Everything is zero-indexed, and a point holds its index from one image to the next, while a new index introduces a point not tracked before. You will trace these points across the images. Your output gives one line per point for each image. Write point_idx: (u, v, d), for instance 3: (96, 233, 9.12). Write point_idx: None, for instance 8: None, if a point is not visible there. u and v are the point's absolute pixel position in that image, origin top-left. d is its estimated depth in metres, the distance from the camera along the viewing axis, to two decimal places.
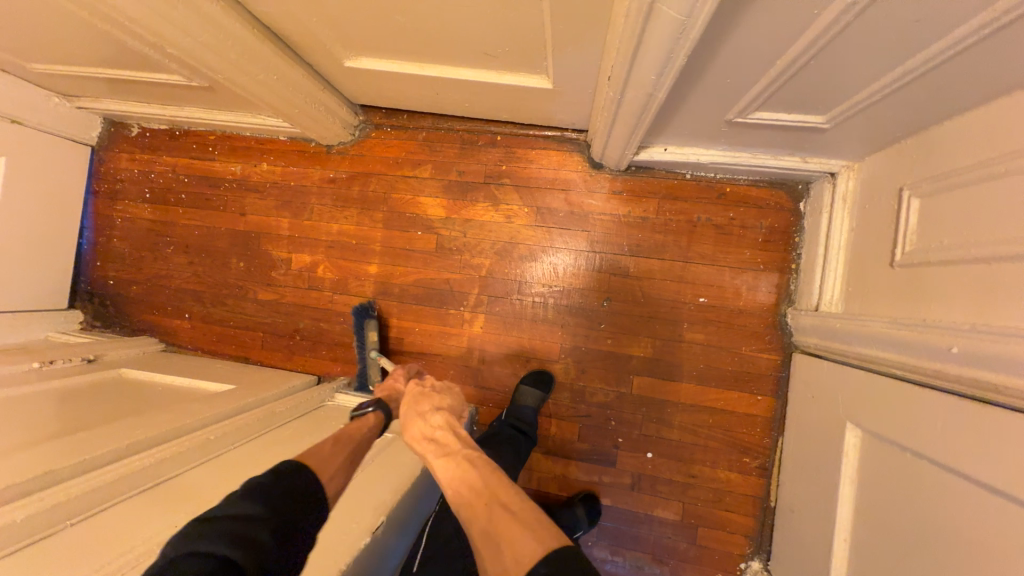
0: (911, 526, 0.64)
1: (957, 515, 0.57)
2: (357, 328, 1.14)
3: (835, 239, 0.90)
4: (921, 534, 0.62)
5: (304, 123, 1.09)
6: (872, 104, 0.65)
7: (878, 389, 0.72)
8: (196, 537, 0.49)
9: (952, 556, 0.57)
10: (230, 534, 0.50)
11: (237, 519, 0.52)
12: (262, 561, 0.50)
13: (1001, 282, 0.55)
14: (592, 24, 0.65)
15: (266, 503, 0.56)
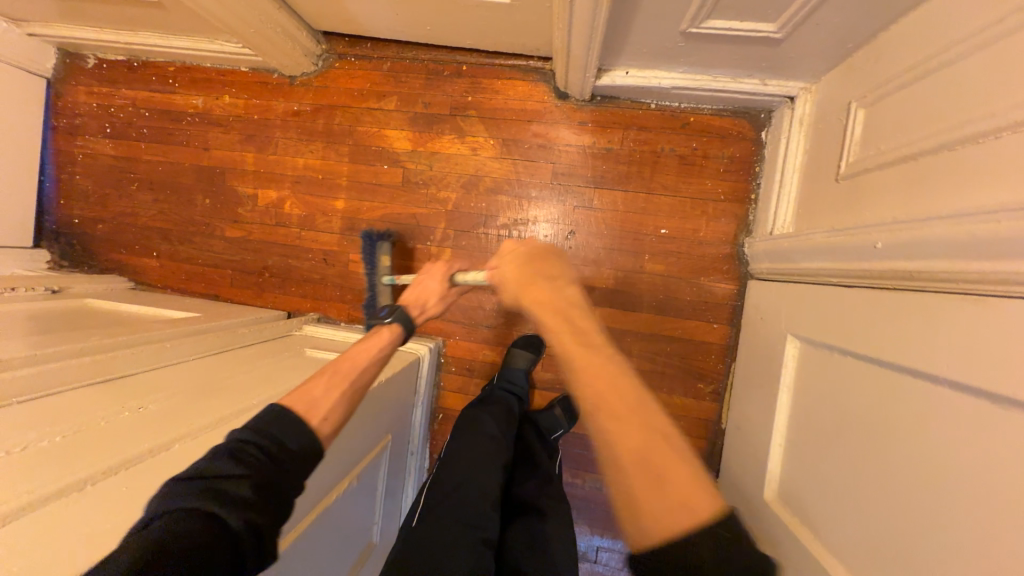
0: (841, 420, 0.66)
1: (881, 402, 0.59)
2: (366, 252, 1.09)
3: (789, 163, 0.90)
4: (849, 423, 0.64)
5: (263, 49, 1.07)
6: (822, 2, 0.64)
7: (815, 297, 0.75)
8: (173, 496, 0.44)
9: (880, 444, 0.58)
10: (216, 493, 0.46)
11: (227, 477, 0.47)
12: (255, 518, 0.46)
13: (929, 174, 0.57)
14: None
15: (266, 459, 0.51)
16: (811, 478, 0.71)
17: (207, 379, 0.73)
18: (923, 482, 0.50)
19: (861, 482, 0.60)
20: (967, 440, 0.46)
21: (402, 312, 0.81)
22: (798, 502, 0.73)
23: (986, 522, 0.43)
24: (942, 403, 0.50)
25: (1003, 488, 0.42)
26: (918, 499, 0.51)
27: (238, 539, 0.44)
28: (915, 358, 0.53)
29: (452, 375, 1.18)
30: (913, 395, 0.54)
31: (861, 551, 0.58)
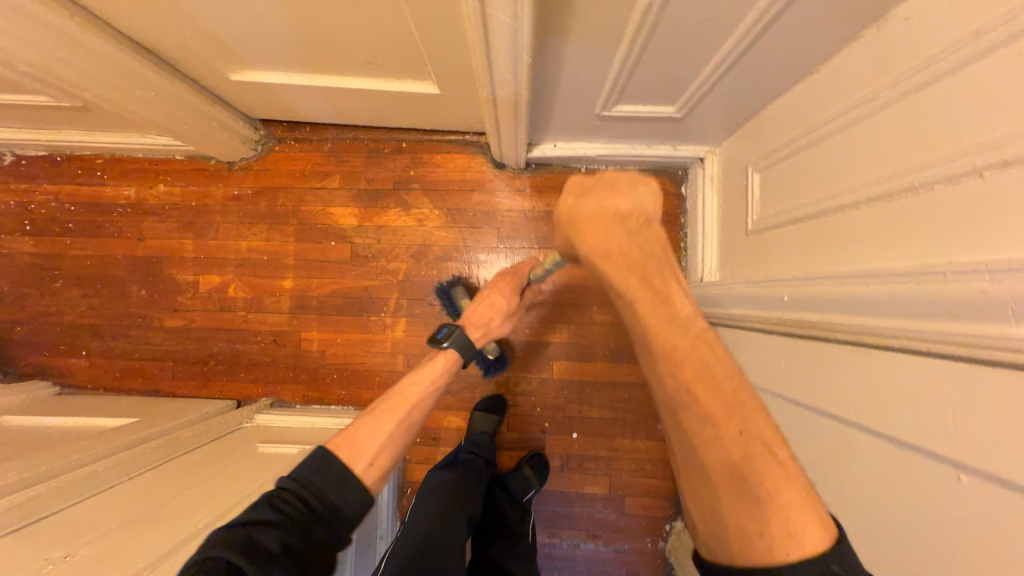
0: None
1: (811, 442, 0.64)
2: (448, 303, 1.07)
3: (707, 216, 1.00)
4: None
5: (197, 140, 1.07)
6: (707, 93, 0.75)
7: (746, 341, 0.81)
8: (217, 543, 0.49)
9: (817, 482, 0.62)
10: (250, 541, 0.50)
11: (259, 527, 0.51)
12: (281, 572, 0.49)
13: (815, 235, 0.65)
14: (457, 38, 0.71)
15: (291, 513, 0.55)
16: None
17: (145, 502, 0.68)
18: (854, 522, 0.55)
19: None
20: (879, 483, 0.52)
21: (461, 337, 0.82)
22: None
23: (910, 565, 0.47)
24: (859, 448, 0.55)
25: (916, 531, 0.47)
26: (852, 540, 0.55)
27: None
28: (831, 403, 0.59)
29: (418, 446, 1.15)
30: (836, 438, 0.59)
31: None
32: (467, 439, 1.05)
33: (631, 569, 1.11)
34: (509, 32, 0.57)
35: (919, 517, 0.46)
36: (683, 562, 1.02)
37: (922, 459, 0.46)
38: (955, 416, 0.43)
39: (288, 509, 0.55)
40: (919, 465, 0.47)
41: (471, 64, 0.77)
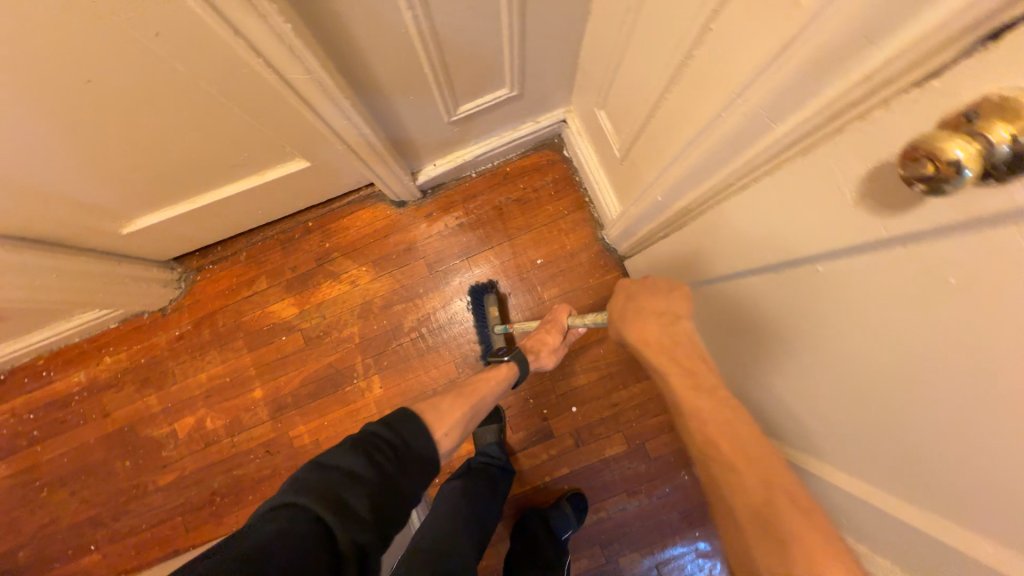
0: (745, 343, 0.70)
1: (757, 316, 0.63)
2: (480, 305, 1.14)
3: (591, 164, 1.07)
4: (745, 339, 0.70)
5: (119, 301, 1.10)
6: (523, 63, 0.83)
7: (661, 250, 0.87)
8: (308, 490, 0.55)
9: (751, 337, 0.67)
10: (337, 496, 0.54)
11: (347, 483, 0.56)
12: (360, 530, 0.54)
13: (651, 138, 0.72)
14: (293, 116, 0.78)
15: (379, 468, 0.59)
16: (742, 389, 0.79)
17: None
18: (820, 373, 0.54)
19: (790, 390, 0.63)
20: (816, 326, 0.50)
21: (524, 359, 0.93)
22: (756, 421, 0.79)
23: (877, 391, 0.46)
24: (787, 303, 0.54)
25: (862, 356, 0.45)
26: (831, 391, 0.53)
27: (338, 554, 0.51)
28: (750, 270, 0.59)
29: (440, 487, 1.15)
30: (767, 302, 0.58)
31: (833, 449, 0.59)
32: (477, 451, 1.08)
33: (682, 508, 1.12)
34: (313, 85, 0.64)
35: (854, 342, 0.45)
36: None
37: (829, 286, 0.46)
38: (820, 234, 0.43)
39: (382, 465, 0.59)
40: (828, 293, 0.46)
41: (314, 130, 0.82)
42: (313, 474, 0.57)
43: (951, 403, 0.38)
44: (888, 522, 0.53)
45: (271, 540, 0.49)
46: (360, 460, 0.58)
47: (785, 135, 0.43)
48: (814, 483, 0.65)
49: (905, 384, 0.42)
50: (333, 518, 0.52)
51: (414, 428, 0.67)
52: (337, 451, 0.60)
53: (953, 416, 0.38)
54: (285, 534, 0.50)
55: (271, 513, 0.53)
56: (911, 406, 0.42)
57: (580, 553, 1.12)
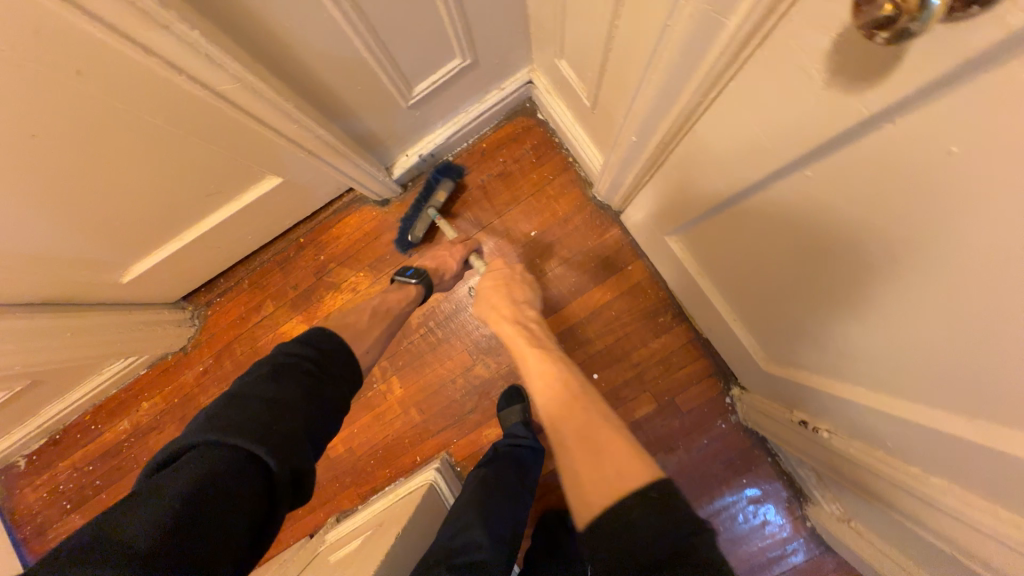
0: (766, 279, 0.64)
1: (772, 247, 0.56)
2: (429, 180, 1.09)
3: (566, 122, 1.02)
4: (762, 273, 0.63)
5: (140, 348, 1.14)
6: (469, 27, 0.78)
7: (651, 195, 0.82)
8: (222, 425, 0.55)
9: (760, 265, 0.62)
10: (258, 428, 0.56)
11: (267, 410, 0.59)
12: (292, 451, 0.57)
13: (614, 76, 0.66)
14: (250, 137, 0.76)
15: (295, 392, 0.63)
16: (766, 322, 0.74)
17: None
18: (855, 298, 0.46)
19: (823, 321, 0.56)
20: (840, 246, 0.43)
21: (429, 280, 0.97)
22: (789, 353, 0.74)
23: (926, 310, 0.38)
24: (803, 226, 0.47)
25: (901, 270, 0.38)
26: (872, 317, 0.46)
27: (274, 477, 0.55)
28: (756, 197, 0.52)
29: None
30: (779, 231, 0.51)
31: (886, 382, 0.52)
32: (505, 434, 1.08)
33: (724, 458, 1.08)
34: (245, 93, 0.61)
35: (854, 244, 0.41)
36: (758, 419, 0.98)
37: (846, 196, 0.38)
38: (813, 134, 0.37)
39: (297, 389, 0.64)
40: (846, 204, 0.39)
41: (270, 142, 0.80)
42: (226, 411, 0.58)
43: (1006, 310, 0.31)
44: (941, 442, 0.48)
45: (197, 474, 0.50)
46: (276, 388, 0.62)
47: (745, 24, 0.37)
48: (860, 410, 0.60)
49: (958, 295, 0.34)
50: (259, 446, 0.54)
51: (329, 352, 0.73)
52: (250, 387, 0.62)
53: (1014, 328, 0.31)
54: (212, 467, 0.51)
55: (190, 456, 0.53)
56: (945, 308, 0.36)
57: None
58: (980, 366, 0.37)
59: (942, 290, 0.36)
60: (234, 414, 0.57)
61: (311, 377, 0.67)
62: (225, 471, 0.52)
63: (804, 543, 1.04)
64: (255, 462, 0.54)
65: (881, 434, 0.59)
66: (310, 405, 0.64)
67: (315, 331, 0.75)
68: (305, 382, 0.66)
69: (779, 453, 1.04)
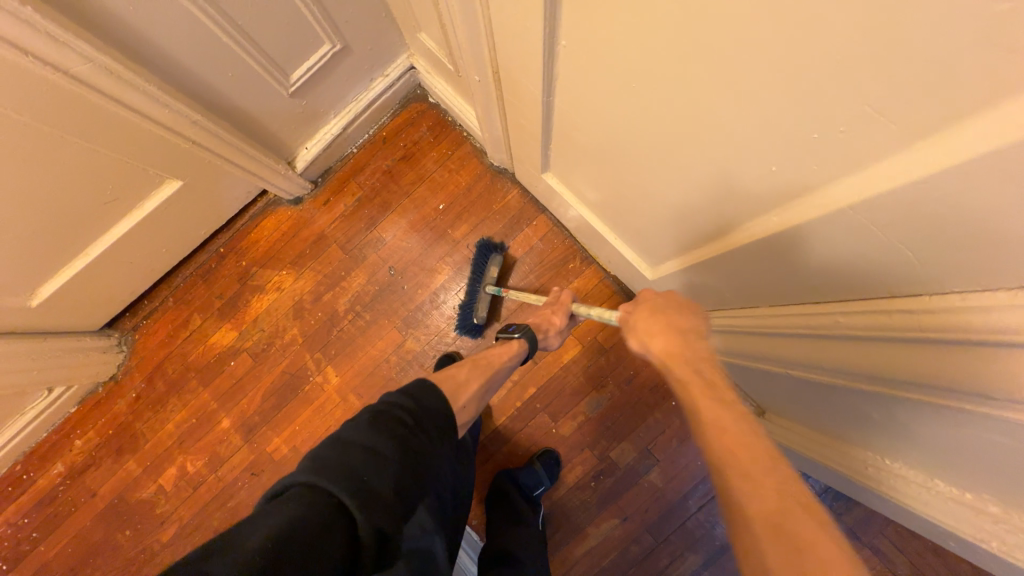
0: (616, 170, 0.69)
1: (591, 125, 0.64)
2: (480, 261, 1.14)
3: (450, 96, 1.10)
4: (607, 164, 0.70)
5: (61, 378, 1.12)
6: (327, 12, 0.85)
7: (519, 138, 0.90)
8: (328, 473, 0.48)
9: (597, 155, 0.70)
10: (357, 479, 0.48)
11: (364, 464, 0.50)
12: (385, 516, 0.48)
13: (448, 23, 0.75)
14: (134, 136, 0.80)
15: (396, 445, 0.54)
16: (629, 223, 0.82)
17: None
18: (645, 132, 0.55)
19: (666, 186, 0.61)
20: (665, 85, 0.45)
21: (530, 334, 0.89)
22: (655, 247, 0.81)
23: (742, 108, 0.40)
24: (629, 83, 0.49)
25: (702, 77, 0.41)
26: (711, 155, 0.48)
27: (363, 543, 0.45)
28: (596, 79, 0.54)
29: None
30: (623, 106, 0.54)
31: (716, 221, 0.58)
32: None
33: (652, 385, 1.12)
34: (105, 76, 0.67)
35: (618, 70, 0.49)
36: None
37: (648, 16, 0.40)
38: None
39: (400, 442, 0.54)
40: (652, 28, 0.41)
41: (195, 154, 0.92)
42: (325, 453, 0.50)
43: (759, 49, 0.34)
44: (767, 253, 0.53)
45: (285, 525, 0.42)
46: (380, 439, 0.53)
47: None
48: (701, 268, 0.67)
49: (746, 69, 0.36)
50: (354, 505, 0.46)
51: (428, 401, 0.63)
52: (355, 430, 0.54)
53: (783, 62, 0.34)
54: (303, 520, 0.43)
55: (284, 497, 0.45)
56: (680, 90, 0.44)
57: (573, 461, 1.13)
58: (791, 140, 0.39)
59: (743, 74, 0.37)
60: (336, 460, 0.49)
61: (409, 431, 0.57)
62: (316, 521, 0.44)
63: None
64: (343, 524, 0.45)
65: (743, 282, 0.64)
66: (413, 466, 0.54)
67: (419, 382, 0.66)
68: (404, 433, 0.56)
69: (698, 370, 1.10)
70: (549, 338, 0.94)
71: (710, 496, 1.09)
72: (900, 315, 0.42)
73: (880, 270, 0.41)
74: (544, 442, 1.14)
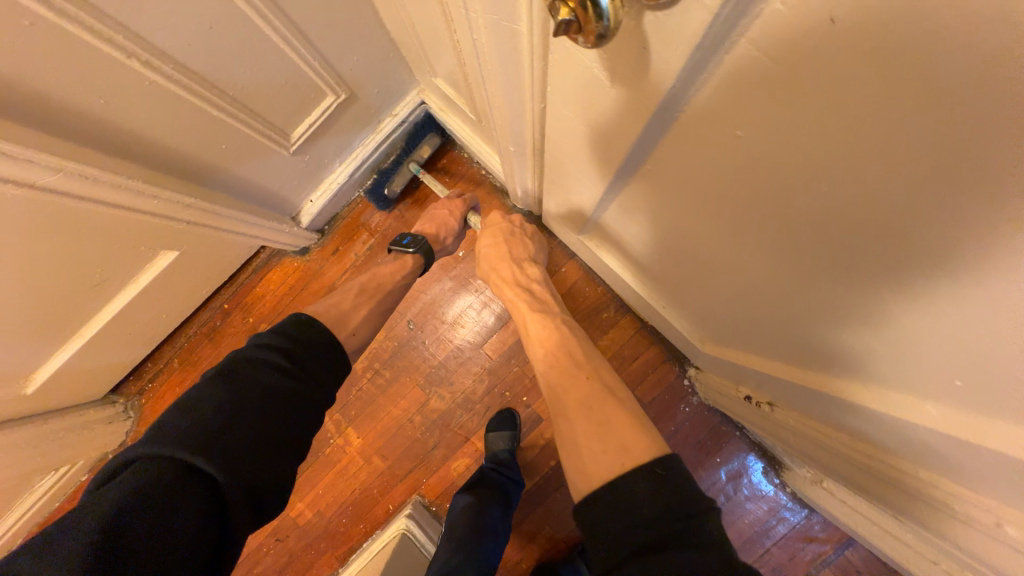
0: (683, 267, 0.60)
1: (663, 228, 0.54)
2: (415, 130, 1.05)
3: (467, 136, 0.99)
4: (670, 257, 0.61)
5: (68, 458, 1.05)
6: (329, 63, 0.73)
7: (554, 200, 0.80)
8: (160, 439, 0.49)
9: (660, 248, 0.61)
10: (200, 436, 0.49)
11: (212, 414, 0.51)
12: (242, 459, 0.50)
13: (478, 87, 0.64)
14: (122, 222, 0.71)
15: (248, 386, 0.55)
16: (685, 304, 0.74)
17: None
18: (678, 227, 0.50)
19: (743, 302, 0.53)
20: (701, 211, 0.42)
21: (426, 244, 0.89)
22: (716, 331, 0.72)
23: (767, 244, 0.38)
24: (673, 199, 0.45)
25: (724, 199, 0.37)
26: (792, 291, 0.41)
27: (223, 495, 0.48)
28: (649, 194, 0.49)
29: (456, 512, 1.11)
30: (653, 208, 0.51)
31: (810, 354, 0.50)
32: (488, 458, 1.05)
33: (695, 440, 1.06)
34: (78, 181, 0.57)
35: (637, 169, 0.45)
36: (715, 397, 0.97)
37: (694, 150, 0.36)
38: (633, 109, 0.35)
39: (254, 376, 0.56)
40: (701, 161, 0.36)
41: (192, 228, 0.82)
42: (170, 420, 0.51)
43: (793, 198, 0.31)
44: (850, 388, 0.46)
45: (131, 493, 0.44)
46: (228, 386, 0.55)
47: (532, 30, 0.36)
48: (789, 383, 0.59)
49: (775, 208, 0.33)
50: (198, 458, 0.48)
51: (310, 339, 0.65)
52: (202, 388, 0.55)
53: (808, 211, 0.31)
54: (146, 486, 0.45)
55: (127, 471, 0.46)
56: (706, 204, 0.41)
57: None
58: (830, 285, 0.36)
59: (814, 223, 0.31)
60: (183, 420, 0.50)
61: (277, 373, 0.58)
62: (159, 484, 0.46)
63: (786, 508, 1.03)
64: (195, 479, 0.47)
65: (818, 405, 0.58)
66: (276, 404, 0.56)
67: (293, 318, 0.66)
68: (271, 372, 0.57)
69: (745, 426, 1.03)
70: (446, 243, 0.96)
71: (759, 557, 1.03)
72: (1004, 515, 0.36)
73: (979, 467, 0.36)
74: None
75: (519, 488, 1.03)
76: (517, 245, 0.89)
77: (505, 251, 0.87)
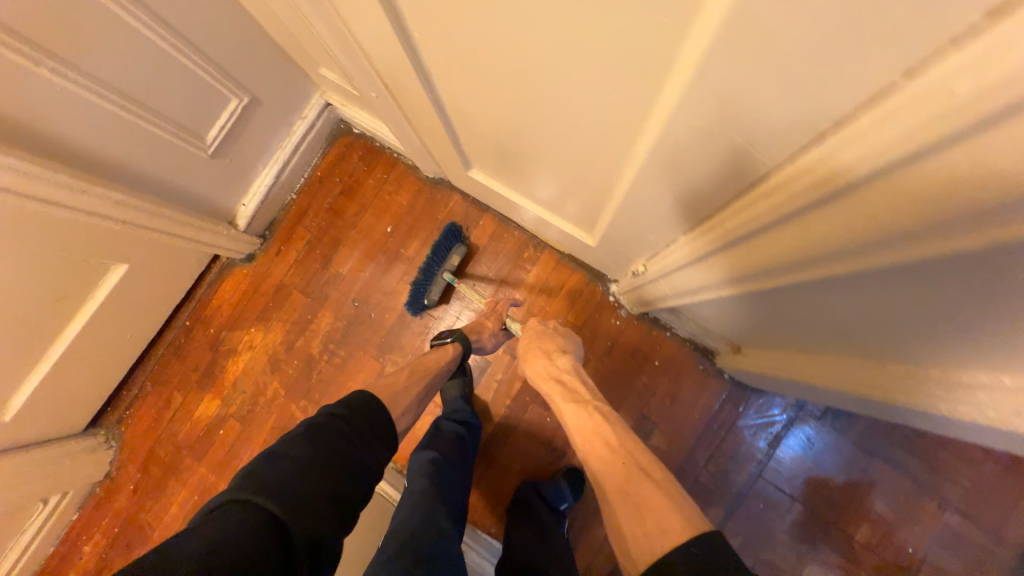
0: (520, 146, 0.71)
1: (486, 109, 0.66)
2: (443, 245, 1.14)
3: (368, 122, 1.13)
4: (510, 143, 0.73)
5: (55, 486, 1.11)
6: (225, 69, 0.88)
7: (435, 144, 0.92)
8: (243, 490, 0.59)
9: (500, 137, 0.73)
10: (279, 488, 0.60)
11: (290, 471, 0.62)
12: (311, 511, 0.60)
13: (334, 48, 0.78)
14: (71, 229, 0.83)
15: (317, 448, 0.67)
16: (553, 197, 0.85)
17: None
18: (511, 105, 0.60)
19: (561, 151, 0.64)
20: (538, 86, 0.51)
21: (463, 335, 0.97)
22: (583, 213, 0.83)
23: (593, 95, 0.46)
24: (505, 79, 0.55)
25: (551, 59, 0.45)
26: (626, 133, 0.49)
27: (289, 538, 0.57)
28: (555, 98, 0.51)
29: None
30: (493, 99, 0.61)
31: (608, 171, 0.61)
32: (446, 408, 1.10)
33: (632, 350, 1.13)
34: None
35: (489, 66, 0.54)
36: (628, 298, 1.05)
37: (567, 18, 0.39)
38: None
39: (321, 442, 0.68)
40: (574, 26, 0.39)
41: (136, 236, 0.95)
42: (254, 474, 0.61)
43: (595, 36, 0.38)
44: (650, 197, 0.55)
45: (223, 528, 0.53)
46: (308, 449, 0.67)
47: None
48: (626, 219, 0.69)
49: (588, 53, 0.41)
50: (279, 506, 0.58)
51: (368, 414, 0.77)
52: (280, 448, 0.66)
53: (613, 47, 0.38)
54: (235, 523, 0.54)
55: (215, 511, 0.56)
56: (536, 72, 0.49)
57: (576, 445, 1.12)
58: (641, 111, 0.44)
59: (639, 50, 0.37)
60: (259, 472, 0.61)
61: (340, 439, 0.70)
62: (238, 521, 0.54)
63: (731, 395, 1.09)
64: (270, 518, 0.56)
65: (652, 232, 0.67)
66: (338, 466, 0.67)
67: (358, 395, 0.80)
68: (336, 437, 0.70)
69: (671, 325, 1.10)
70: (483, 341, 1.02)
71: (716, 447, 1.08)
72: None
73: None
74: (543, 434, 1.14)
75: (478, 433, 1.09)
76: (552, 338, 0.92)
77: (539, 345, 0.90)
